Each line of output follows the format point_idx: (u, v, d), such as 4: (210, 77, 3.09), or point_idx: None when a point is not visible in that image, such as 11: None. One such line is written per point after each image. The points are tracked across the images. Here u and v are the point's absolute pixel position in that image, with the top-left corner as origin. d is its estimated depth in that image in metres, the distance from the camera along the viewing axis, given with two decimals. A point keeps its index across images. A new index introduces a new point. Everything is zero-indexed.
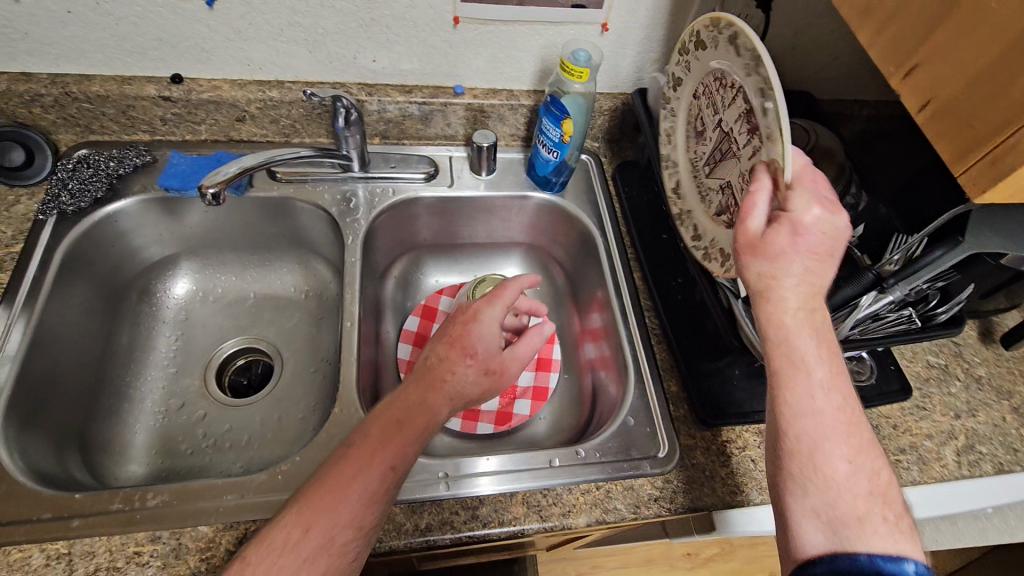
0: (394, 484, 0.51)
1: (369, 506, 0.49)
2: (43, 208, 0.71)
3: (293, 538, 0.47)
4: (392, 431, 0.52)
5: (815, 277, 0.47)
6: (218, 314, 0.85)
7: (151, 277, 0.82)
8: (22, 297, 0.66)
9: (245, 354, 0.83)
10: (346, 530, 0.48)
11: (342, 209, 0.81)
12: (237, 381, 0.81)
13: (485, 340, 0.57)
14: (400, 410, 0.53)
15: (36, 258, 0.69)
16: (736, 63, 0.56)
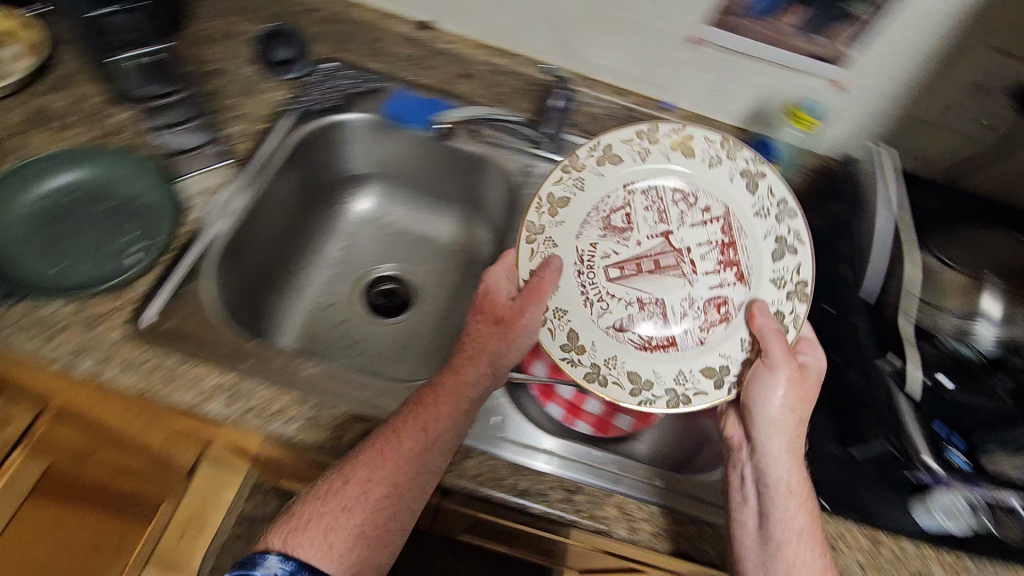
0: (435, 451, 0.57)
1: (411, 471, 0.56)
2: (289, 105, 0.81)
3: (335, 487, 0.55)
4: (427, 403, 0.58)
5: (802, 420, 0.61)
6: (382, 240, 0.93)
7: (342, 189, 0.91)
8: (254, 170, 0.75)
9: (393, 282, 0.91)
10: (383, 484, 0.55)
11: (523, 180, 0.84)
12: (378, 301, 0.88)
13: (489, 292, 0.65)
14: (432, 389, 0.60)
15: (271, 142, 0.78)
16: (745, 197, 0.68)
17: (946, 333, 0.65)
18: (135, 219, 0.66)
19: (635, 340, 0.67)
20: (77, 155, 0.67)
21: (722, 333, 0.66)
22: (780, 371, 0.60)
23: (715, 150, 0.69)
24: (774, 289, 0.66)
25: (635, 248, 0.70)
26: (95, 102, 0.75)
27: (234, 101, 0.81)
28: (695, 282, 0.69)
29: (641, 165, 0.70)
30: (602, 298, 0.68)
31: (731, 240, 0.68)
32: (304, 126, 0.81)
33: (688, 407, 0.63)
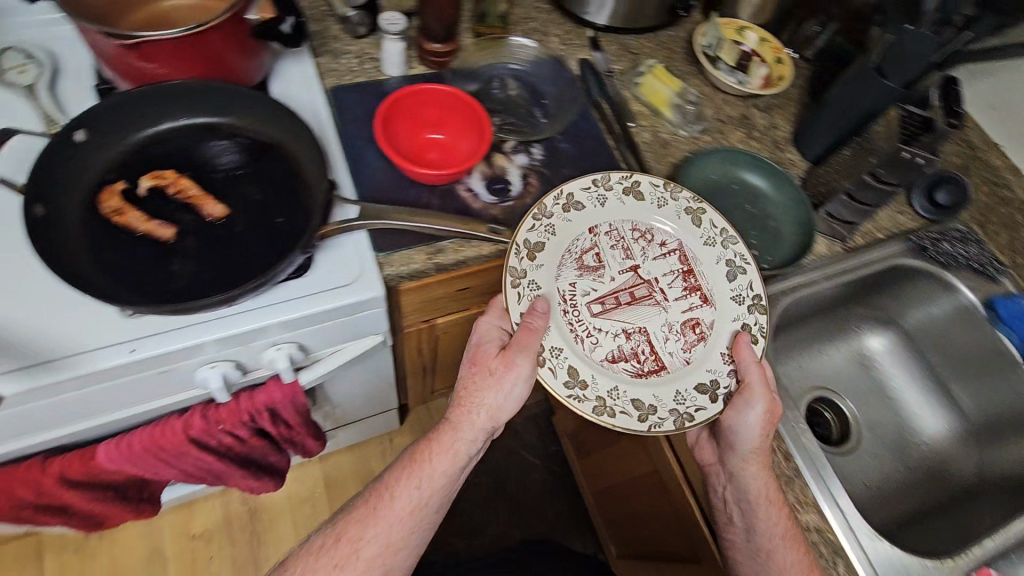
0: (425, 504, 0.66)
1: (405, 518, 0.66)
2: (914, 237, 0.83)
3: (329, 543, 0.64)
4: (417, 456, 0.68)
5: (767, 431, 0.65)
6: (863, 383, 0.91)
7: (872, 321, 0.91)
8: (851, 262, 0.81)
9: (832, 413, 0.89)
10: (379, 544, 0.64)
11: None
12: (815, 415, 0.88)
13: (481, 343, 0.68)
14: (423, 449, 0.68)
15: (877, 254, 0.83)
16: (687, 228, 0.75)
17: None
18: (762, 234, 0.80)
19: (630, 370, 0.68)
20: (772, 170, 0.81)
21: (700, 352, 0.70)
22: (757, 403, 0.65)
23: (661, 193, 0.75)
24: (735, 306, 0.72)
25: (610, 284, 0.72)
26: (781, 134, 0.90)
27: None
28: (668, 307, 0.72)
29: (602, 211, 0.73)
30: (590, 334, 0.69)
31: (689, 268, 0.74)
32: (912, 260, 0.83)
33: (694, 424, 0.65)
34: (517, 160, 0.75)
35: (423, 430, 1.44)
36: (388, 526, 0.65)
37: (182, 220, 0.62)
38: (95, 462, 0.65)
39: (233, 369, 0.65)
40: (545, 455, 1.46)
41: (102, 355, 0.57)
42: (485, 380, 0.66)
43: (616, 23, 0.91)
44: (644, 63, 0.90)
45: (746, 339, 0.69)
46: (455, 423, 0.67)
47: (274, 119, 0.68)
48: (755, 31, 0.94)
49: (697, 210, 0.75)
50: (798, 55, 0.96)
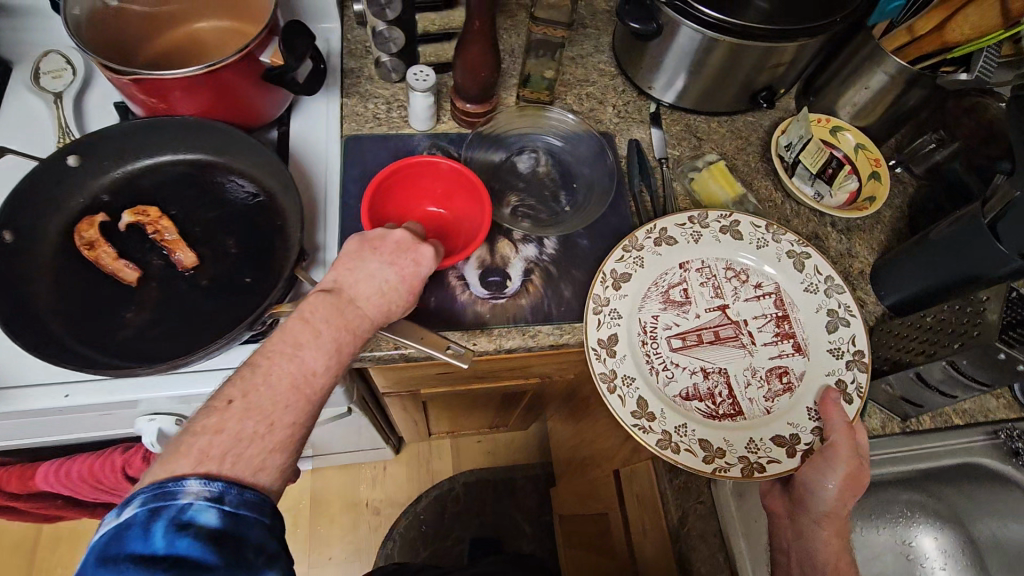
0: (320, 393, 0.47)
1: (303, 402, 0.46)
2: (997, 431, 0.67)
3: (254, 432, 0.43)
4: (299, 333, 0.48)
5: (850, 490, 0.55)
6: None
7: (931, 516, 0.74)
8: (915, 450, 0.66)
9: None
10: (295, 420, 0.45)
11: None
12: None
13: (395, 238, 0.56)
14: (294, 325, 0.48)
15: (950, 446, 0.67)
16: (792, 274, 0.67)
17: None
18: None
19: (703, 411, 0.60)
20: None
21: (786, 401, 0.61)
22: (839, 465, 0.54)
23: (761, 235, 0.69)
24: (833, 359, 0.63)
25: (694, 320, 0.65)
26: (858, 265, 0.75)
27: None
28: (755, 351, 0.64)
29: (697, 246, 0.68)
30: (666, 368, 0.62)
31: (784, 314, 0.66)
32: (1011, 463, 0.67)
33: (766, 475, 0.57)
34: (524, 252, 0.67)
35: (419, 465, 1.41)
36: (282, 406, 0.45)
37: (152, 262, 0.60)
38: (33, 481, 0.68)
39: (171, 424, 0.62)
40: (538, 522, 1.34)
41: (37, 394, 0.55)
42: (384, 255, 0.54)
43: (683, 103, 0.80)
44: (707, 156, 0.78)
45: (836, 396, 0.60)
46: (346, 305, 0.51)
47: (272, 167, 0.63)
48: (856, 134, 0.78)
49: (806, 254, 0.67)
50: (903, 169, 0.80)
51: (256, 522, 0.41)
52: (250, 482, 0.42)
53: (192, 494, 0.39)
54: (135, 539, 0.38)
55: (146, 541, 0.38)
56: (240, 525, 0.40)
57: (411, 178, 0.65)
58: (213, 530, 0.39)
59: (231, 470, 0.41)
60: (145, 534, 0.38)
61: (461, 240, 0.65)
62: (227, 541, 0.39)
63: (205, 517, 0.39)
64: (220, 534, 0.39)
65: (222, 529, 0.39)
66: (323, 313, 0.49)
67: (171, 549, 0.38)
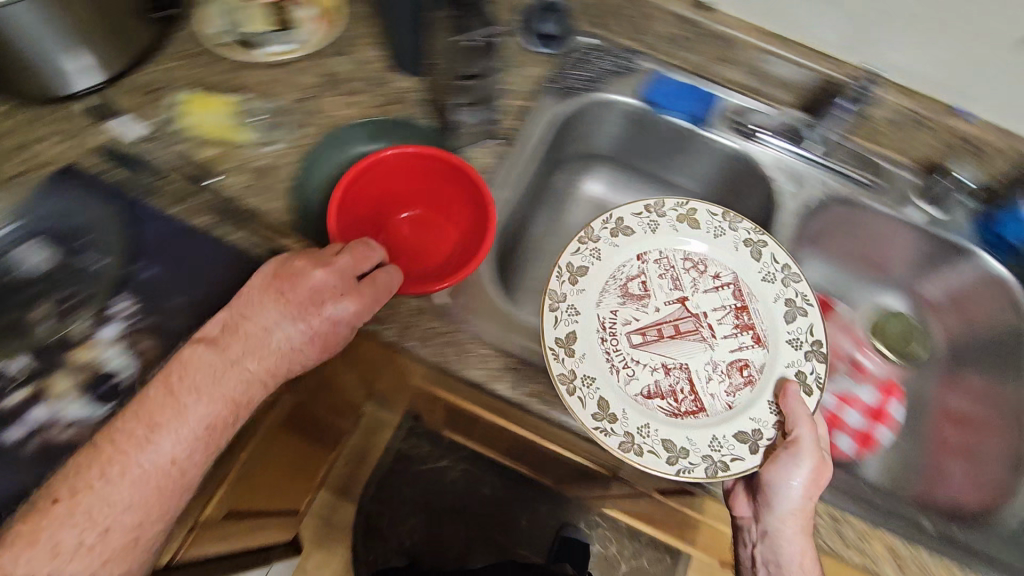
0: (181, 481, 0.53)
1: (153, 492, 0.52)
2: (550, 82, 0.80)
3: (112, 514, 0.50)
4: (158, 410, 0.52)
5: (817, 484, 0.57)
6: None
7: (579, 168, 0.90)
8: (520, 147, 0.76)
9: None
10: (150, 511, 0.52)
11: (781, 183, 0.80)
12: None
13: (308, 279, 0.56)
14: (164, 398, 0.53)
15: (536, 120, 0.78)
16: (721, 249, 0.71)
17: None
18: None
19: (664, 408, 0.62)
20: (383, 125, 0.72)
21: (746, 397, 0.63)
22: (804, 461, 0.56)
23: (718, 222, 0.71)
24: (794, 351, 0.64)
25: (654, 314, 0.69)
26: (374, 68, 0.77)
27: (501, 75, 0.79)
28: (715, 345, 0.67)
29: (653, 236, 0.71)
30: (626, 364, 0.64)
31: (743, 305, 0.68)
32: (559, 109, 0.79)
33: (729, 475, 0.57)
34: (106, 337, 0.59)
35: None
36: (124, 507, 0.51)
37: None
38: None
39: None
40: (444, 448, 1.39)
41: None
42: (290, 310, 0.55)
43: (102, 74, 0.68)
44: (173, 98, 0.70)
45: (796, 389, 0.61)
46: (222, 374, 0.54)
47: None
48: None
49: (694, 207, 0.72)
50: None
51: None
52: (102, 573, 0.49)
53: None
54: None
55: None
56: None
57: (404, 188, 0.72)
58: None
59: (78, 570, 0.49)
60: None
61: (438, 257, 0.72)
62: None
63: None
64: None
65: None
66: (192, 379, 0.54)
67: None
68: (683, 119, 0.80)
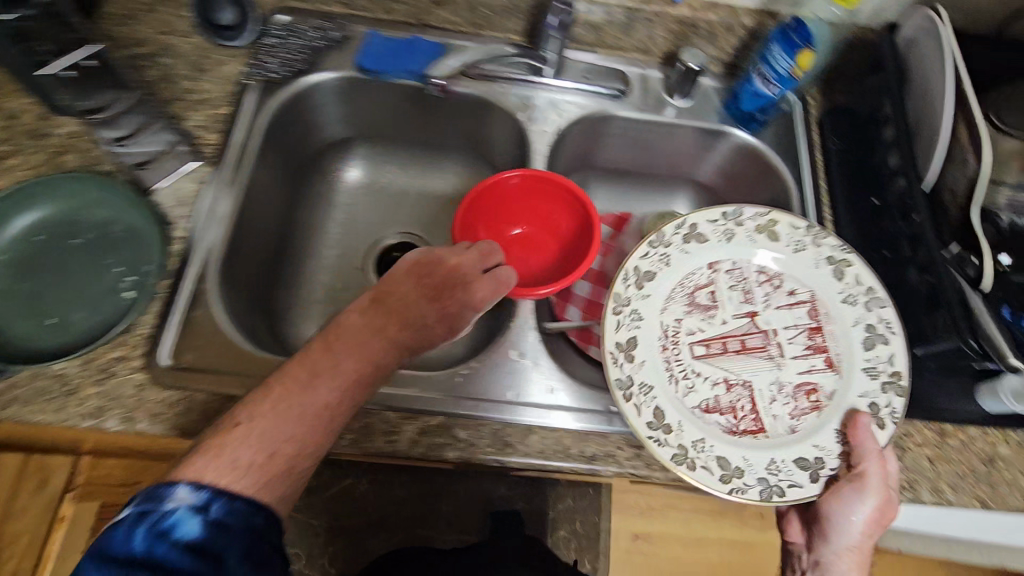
0: (331, 425, 0.47)
1: (309, 424, 0.46)
2: (248, 75, 0.70)
3: (254, 462, 0.43)
4: (315, 359, 0.49)
5: (881, 515, 0.52)
6: (380, 206, 0.85)
7: (327, 157, 0.82)
8: (231, 160, 0.67)
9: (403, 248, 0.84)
10: (253, 452, 0.43)
11: (529, 118, 0.76)
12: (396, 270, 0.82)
13: (459, 269, 0.57)
14: (316, 355, 0.49)
15: (242, 124, 0.68)
16: (783, 249, 0.64)
17: (1001, 209, 0.65)
18: (122, 245, 0.60)
19: (722, 424, 0.57)
20: (42, 185, 0.60)
21: (812, 424, 0.56)
22: (868, 496, 0.51)
23: (800, 236, 0.64)
24: (869, 381, 0.57)
25: (718, 326, 0.63)
26: (27, 118, 0.65)
27: (189, 85, 0.69)
28: (784, 365, 0.60)
29: (729, 246, 0.65)
30: (687, 375, 0.60)
31: (818, 325, 0.62)
32: (259, 118, 0.69)
33: (786, 502, 0.51)
34: None
35: None
36: (268, 446, 0.44)
37: None
38: None
39: None
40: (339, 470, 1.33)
41: None
42: (438, 296, 0.55)
43: None
44: None
45: (868, 421, 0.54)
46: (369, 337, 0.51)
47: None
48: None
49: (772, 219, 0.65)
50: None
51: (240, 535, 0.40)
52: (239, 488, 0.41)
53: (179, 499, 0.39)
54: (116, 541, 0.37)
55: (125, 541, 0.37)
56: (221, 539, 0.39)
57: (522, 205, 0.73)
58: (194, 541, 0.38)
59: (224, 487, 0.41)
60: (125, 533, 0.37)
61: (552, 244, 0.74)
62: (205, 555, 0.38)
63: (189, 527, 0.38)
64: (204, 547, 0.38)
65: (211, 535, 0.38)
66: (343, 340, 0.51)
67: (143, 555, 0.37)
68: (410, 77, 0.73)
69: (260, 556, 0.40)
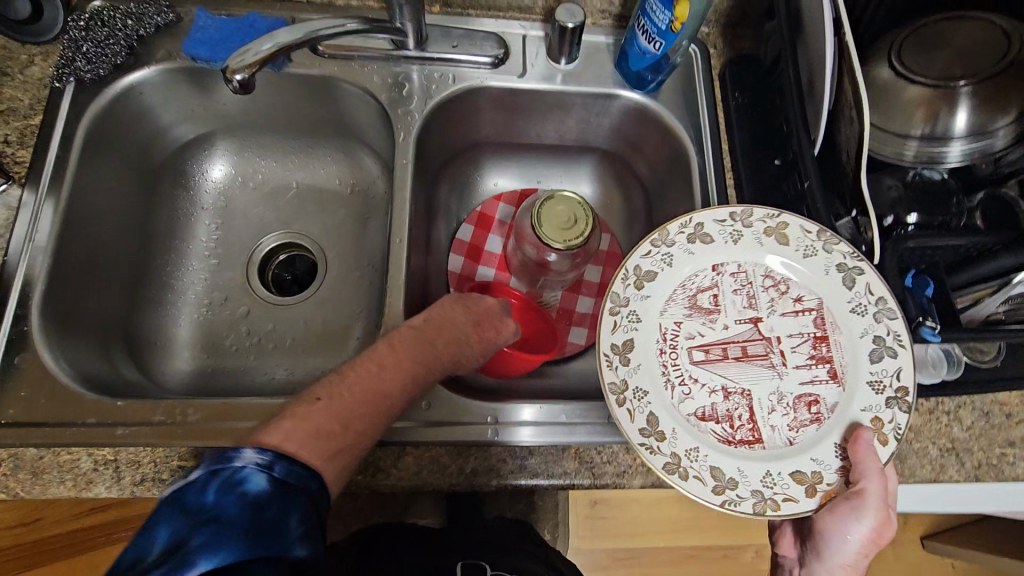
0: (385, 420, 0.44)
1: (372, 410, 0.42)
2: (59, 74, 0.62)
3: (329, 432, 0.38)
4: (387, 359, 0.47)
5: (878, 530, 0.49)
6: (259, 204, 0.77)
7: (186, 157, 0.74)
8: (49, 178, 0.59)
9: (286, 250, 0.77)
10: (332, 422, 0.39)
11: (393, 96, 0.68)
12: (280, 275, 0.76)
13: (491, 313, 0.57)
14: (382, 351, 0.47)
15: (57, 133, 0.61)
16: (790, 252, 0.56)
17: (912, 162, 0.58)
18: None
19: (719, 433, 0.50)
20: None
21: (812, 435, 0.50)
22: (867, 514, 0.47)
23: (811, 241, 0.56)
24: (874, 395, 0.50)
25: (722, 332, 0.55)
26: None
27: None
28: (785, 374, 0.53)
29: (733, 247, 0.57)
30: (685, 382, 0.53)
31: (824, 334, 0.54)
32: (78, 127, 0.61)
33: (780, 517, 0.46)
34: None
35: None
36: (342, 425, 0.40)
37: None
38: None
39: None
40: None
41: None
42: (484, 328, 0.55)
43: None
44: None
45: (871, 437, 0.48)
46: (427, 349, 0.50)
47: None
48: None
49: (784, 217, 0.57)
50: None
51: (304, 503, 0.35)
52: (301, 455, 0.36)
53: (248, 457, 0.34)
54: (192, 493, 0.33)
55: (198, 497, 0.33)
56: (287, 504, 0.34)
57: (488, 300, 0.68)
58: (260, 497, 0.33)
59: (285, 446, 0.36)
60: (198, 490, 0.33)
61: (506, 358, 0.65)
62: (262, 529, 0.32)
63: (257, 482, 0.33)
64: (265, 504, 0.33)
65: (278, 493, 0.34)
66: (406, 349, 0.49)
67: (206, 510, 0.32)
68: (208, 62, 0.64)
69: (315, 521, 0.35)
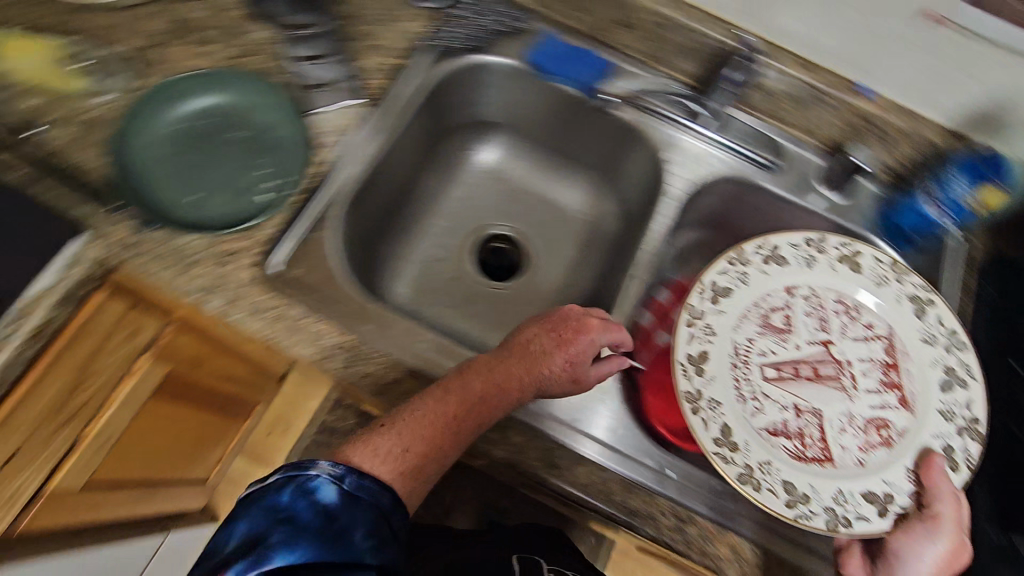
0: (457, 436, 0.52)
1: (445, 435, 0.51)
2: (428, 39, 0.74)
3: (393, 454, 0.49)
4: (466, 382, 0.53)
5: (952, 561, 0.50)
6: (501, 194, 0.86)
7: (469, 135, 0.84)
8: (387, 111, 0.70)
9: (506, 242, 0.85)
10: (412, 446, 0.50)
11: (673, 155, 0.74)
12: (493, 262, 0.84)
13: (587, 352, 0.56)
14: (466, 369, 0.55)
15: (407, 77, 0.72)
16: (876, 293, 0.59)
17: None
18: (272, 153, 0.64)
19: (789, 448, 0.53)
20: (217, 78, 0.65)
21: (882, 459, 0.53)
22: (940, 539, 0.49)
23: (884, 271, 0.60)
24: (944, 422, 0.53)
25: (794, 349, 0.58)
26: (231, 16, 0.71)
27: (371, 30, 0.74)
28: (855, 398, 0.55)
29: (807, 272, 0.60)
30: (755, 395, 0.55)
31: (895, 361, 0.56)
32: (423, 80, 0.72)
33: (851, 533, 0.49)
34: None
35: None
36: (414, 452, 0.50)
37: None
38: None
39: None
40: None
41: None
42: (570, 353, 0.56)
43: None
44: None
45: (942, 462, 0.51)
46: (504, 372, 0.55)
47: None
48: None
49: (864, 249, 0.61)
50: None
51: (368, 505, 0.45)
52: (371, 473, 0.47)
53: (323, 469, 0.44)
54: (271, 493, 0.43)
55: (281, 495, 0.43)
56: (353, 505, 0.44)
57: None
58: (329, 506, 0.43)
59: (355, 467, 0.47)
60: (278, 489, 0.43)
61: None
62: (332, 526, 0.42)
63: (327, 493, 0.44)
64: (334, 512, 0.43)
65: (346, 501, 0.44)
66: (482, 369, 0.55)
67: (286, 506, 0.43)
68: (572, 85, 0.74)
69: (382, 530, 0.44)
